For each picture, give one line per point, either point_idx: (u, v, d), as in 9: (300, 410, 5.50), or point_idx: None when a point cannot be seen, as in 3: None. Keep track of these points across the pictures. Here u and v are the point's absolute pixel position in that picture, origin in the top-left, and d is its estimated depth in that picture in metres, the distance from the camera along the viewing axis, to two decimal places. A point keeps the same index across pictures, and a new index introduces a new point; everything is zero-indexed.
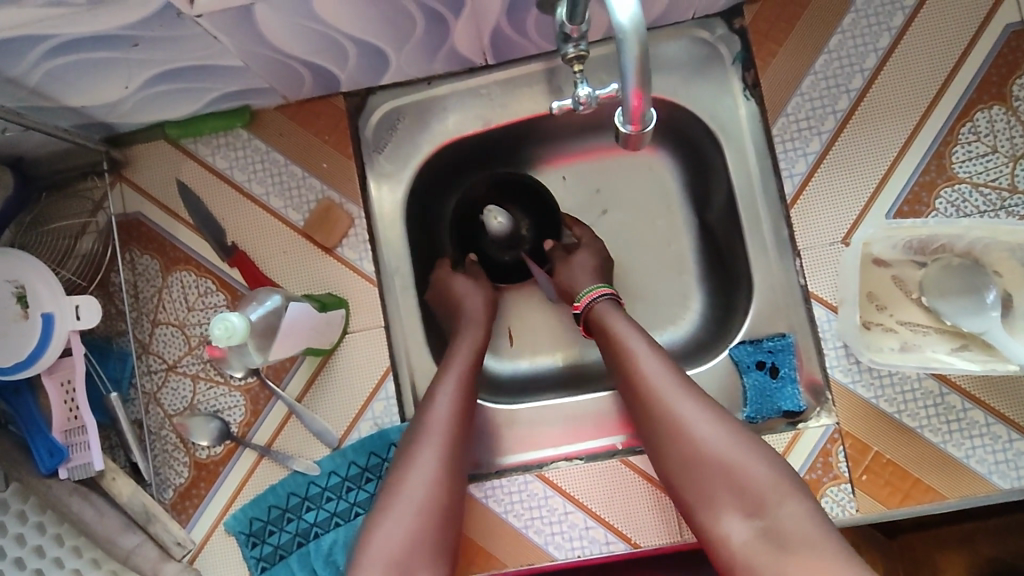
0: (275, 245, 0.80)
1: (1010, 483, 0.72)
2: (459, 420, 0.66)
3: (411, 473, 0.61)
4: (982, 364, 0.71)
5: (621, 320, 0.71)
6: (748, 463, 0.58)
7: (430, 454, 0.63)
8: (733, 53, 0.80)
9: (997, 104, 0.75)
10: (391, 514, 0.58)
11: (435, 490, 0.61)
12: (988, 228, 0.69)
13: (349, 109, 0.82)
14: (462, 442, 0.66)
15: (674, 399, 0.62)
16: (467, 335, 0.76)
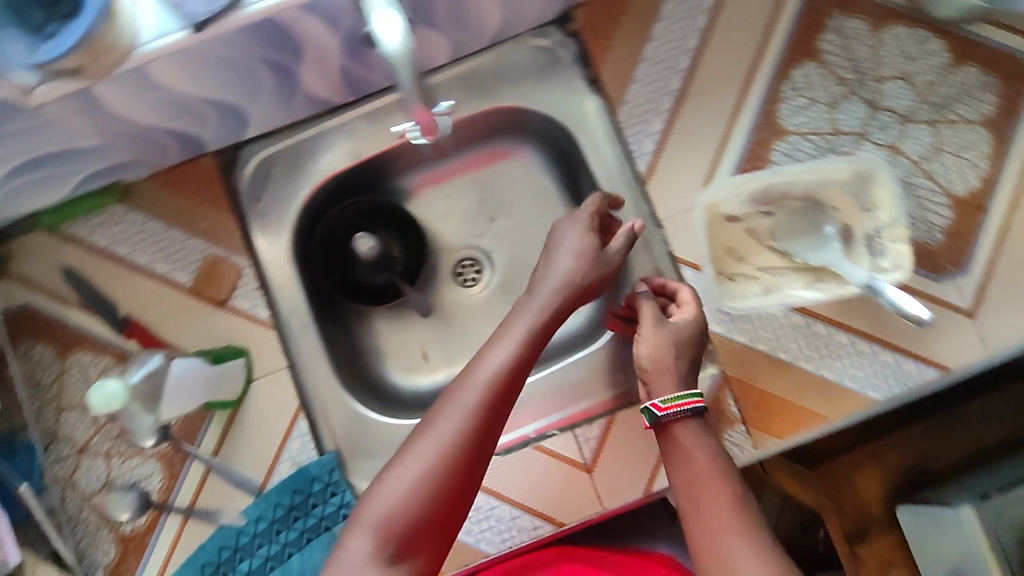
0: (168, 309, 0.81)
1: (882, 391, 0.79)
2: (508, 385, 0.61)
3: (427, 432, 0.58)
4: (830, 291, 0.80)
5: (697, 439, 0.63)
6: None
7: (456, 418, 0.58)
8: (572, 55, 0.86)
9: (809, 60, 0.83)
10: (398, 475, 0.56)
11: (450, 457, 0.56)
12: (815, 169, 0.81)
13: (219, 166, 0.85)
14: (502, 402, 0.60)
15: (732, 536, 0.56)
16: (566, 277, 0.68)
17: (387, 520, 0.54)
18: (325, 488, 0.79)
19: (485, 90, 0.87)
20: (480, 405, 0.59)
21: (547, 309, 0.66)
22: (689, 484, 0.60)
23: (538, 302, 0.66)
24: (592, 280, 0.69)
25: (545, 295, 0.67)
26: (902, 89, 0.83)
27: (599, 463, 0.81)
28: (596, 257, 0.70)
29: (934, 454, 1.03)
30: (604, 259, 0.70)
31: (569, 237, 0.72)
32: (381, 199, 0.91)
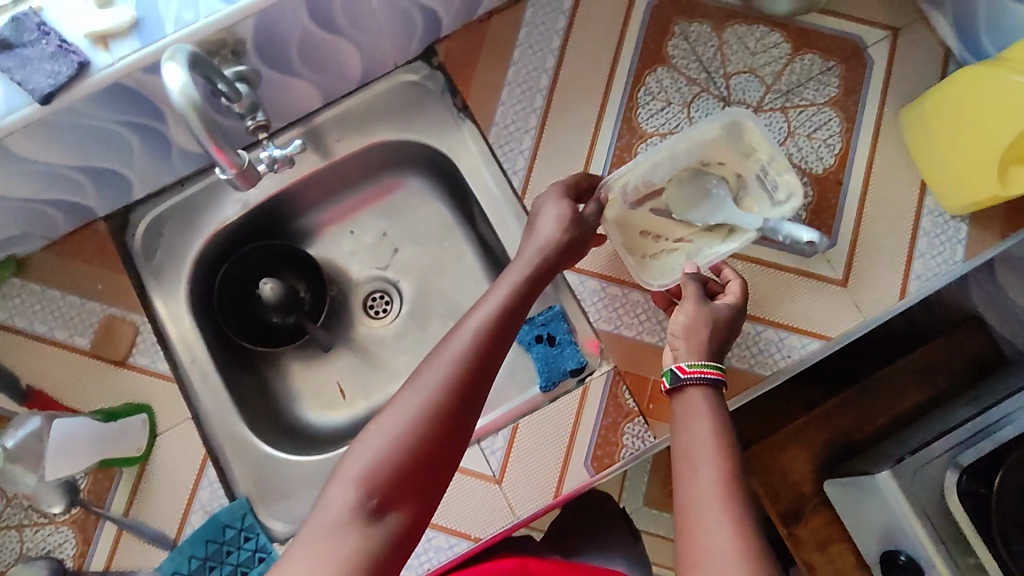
0: (70, 374, 0.83)
1: (771, 368, 0.80)
2: (492, 341, 0.62)
3: (412, 384, 0.58)
4: (738, 241, 0.78)
5: (713, 409, 0.63)
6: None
7: (440, 371, 0.58)
8: (440, 86, 0.91)
9: (660, 66, 0.89)
10: (383, 425, 0.56)
11: (437, 407, 0.57)
12: (689, 137, 0.81)
13: (113, 229, 0.87)
14: (485, 360, 0.61)
15: (715, 509, 0.55)
16: (538, 245, 0.72)
17: (370, 470, 0.54)
18: (238, 534, 0.79)
19: (364, 125, 0.92)
20: (468, 358, 0.60)
21: (528, 275, 0.69)
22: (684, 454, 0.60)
23: (518, 268, 0.70)
24: (574, 241, 0.74)
25: (521, 264, 0.70)
26: (750, 81, 0.89)
27: (507, 473, 0.80)
28: (575, 218, 0.75)
29: (860, 425, 1.00)
30: (570, 221, 0.74)
31: (548, 207, 0.75)
32: (283, 243, 0.95)
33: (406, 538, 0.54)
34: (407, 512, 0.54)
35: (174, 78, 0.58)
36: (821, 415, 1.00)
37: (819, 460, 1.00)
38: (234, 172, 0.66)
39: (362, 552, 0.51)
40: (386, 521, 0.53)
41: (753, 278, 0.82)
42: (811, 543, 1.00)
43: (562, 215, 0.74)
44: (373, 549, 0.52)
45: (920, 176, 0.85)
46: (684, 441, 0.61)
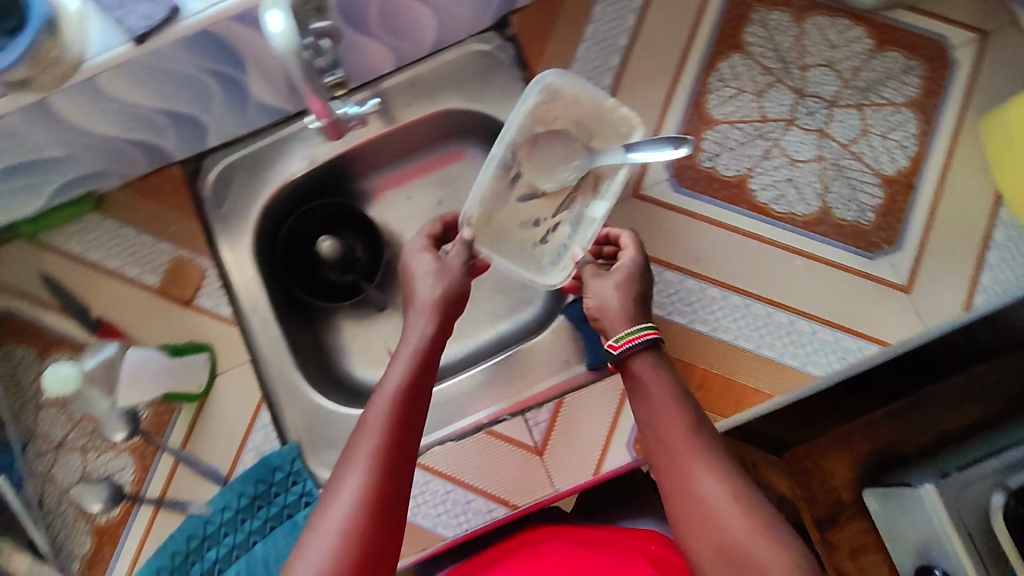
0: (137, 310, 0.87)
1: (824, 368, 0.80)
2: (404, 422, 0.57)
3: (327, 507, 0.53)
4: (610, 190, 0.73)
5: (653, 370, 0.62)
6: (774, 556, 0.51)
7: (355, 482, 0.53)
8: (510, 57, 0.91)
9: (735, 52, 0.88)
10: (309, 556, 0.51)
11: (359, 525, 0.51)
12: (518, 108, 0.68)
13: (186, 174, 0.91)
14: (406, 443, 0.56)
15: (694, 463, 0.56)
16: (419, 311, 0.65)
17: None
18: (286, 478, 0.82)
19: (431, 92, 0.92)
20: (381, 453, 0.55)
21: (427, 337, 0.63)
22: (647, 413, 0.61)
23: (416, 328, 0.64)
24: (457, 292, 0.67)
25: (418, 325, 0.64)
26: (827, 75, 0.87)
27: (549, 445, 0.82)
28: (444, 268, 0.67)
29: (904, 439, 1.01)
30: (453, 269, 0.68)
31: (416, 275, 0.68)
32: (344, 201, 0.96)
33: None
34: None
35: (275, 20, 0.60)
36: (861, 426, 1.02)
37: (859, 469, 1.01)
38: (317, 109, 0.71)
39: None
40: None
41: (813, 276, 0.82)
42: (845, 550, 1.01)
43: (437, 269, 0.67)
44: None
45: (995, 188, 0.83)
46: (643, 396, 0.61)
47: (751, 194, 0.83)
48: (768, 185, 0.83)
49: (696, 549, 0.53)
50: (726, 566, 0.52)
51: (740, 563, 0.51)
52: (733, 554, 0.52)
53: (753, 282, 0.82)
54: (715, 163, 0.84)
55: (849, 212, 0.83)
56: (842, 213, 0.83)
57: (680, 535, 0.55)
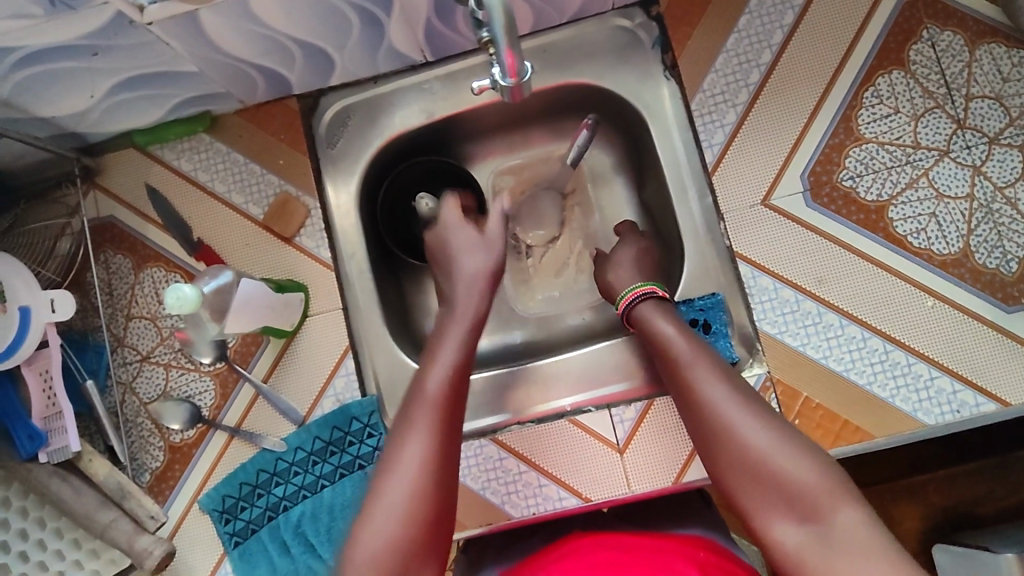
0: (238, 238, 0.86)
1: (935, 418, 0.76)
2: (457, 389, 0.61)
3: (394, 461, 0.55)
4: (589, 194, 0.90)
5: (657, 313, 0.71)
6: (794, 465, 0.53)
7: (423, 440, 0.56)
8: (652, 38, 0.86)
9: (896, 69, 0.82)
10: (382, 509, 0.53)
11: (426, 483, 0.54)
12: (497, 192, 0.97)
13: (302, 109, 0.88)
14: (457, 408, 0.60)
15: (711, 393, 0.60)
16: (465, 289, 0.71)
17: (377, 563, 0.51)
18: (362, 429, 0.82)
19: (562, 62, 0.89)
20: (442, 415, 0.58)
21: (474, 317, 0.69)
22: (664, 354, 0.67)
23: (462, 308, 0.69)
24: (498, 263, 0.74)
25: (464, 303, 0.70)
26: (993, 109, 0.80)
27: (631, 445, 0.80)
28: (486, 246, 0.74)
29: (981, 499, 0.95)
30: (498, 246, 0.75)
31: (462, 258, 0.74)
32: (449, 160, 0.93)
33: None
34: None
35: None
36: (940, 478, 0.96)
37: (928, 521, 0.97)
38: (513, 83, 0.58)
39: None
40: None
41: (943, 319, 0.77)
42: None
43: (477, 250, 0.74)
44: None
45: None
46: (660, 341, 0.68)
47: (889, 223, 0.79)
48: (908, 216, 0.79)
49: (722, 468, 0.56)
50: (750, 482, 0.54)
51: (761, 476, 0.54)
52: (754, 468, 0.54)
53: (872, 314, 0.78)
54: (856, 183, 0.80)
55: (991, 258, 0.78)
56: (984, 258, 0.78)
57: (707, 461, 0.58)
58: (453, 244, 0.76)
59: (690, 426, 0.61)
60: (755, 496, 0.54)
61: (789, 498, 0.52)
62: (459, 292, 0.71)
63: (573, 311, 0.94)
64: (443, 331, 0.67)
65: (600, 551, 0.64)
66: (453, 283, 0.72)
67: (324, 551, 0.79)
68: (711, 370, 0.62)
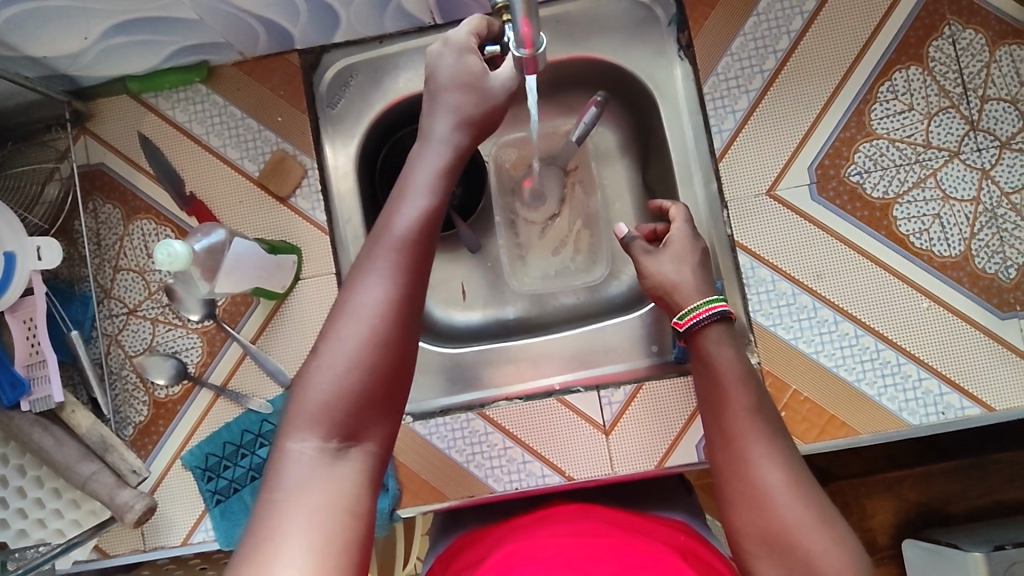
0: (231, 194, 0.84)
1: (918, 419, 0.77)
2: (426, 235, 0.53)
3: (347, 310, 0.50)
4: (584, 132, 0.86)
5: (720, 343, 0.66)
6: (819, 545, 0.50)
7: (378, 290, 0.50)
8: (669, 16, 0.84)
9: (914, 65, 0.80)
10: (328, 361, 0.49)
11: (379, 335, 0.49)
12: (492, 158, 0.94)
13: (303, 65, 0.85)
14: (424, 256, 0.53)
15: (754, 452, 0.57)
16: (447, 121, 0.59)
17: (325, 416, 0.47)
18: None
19: (575, 35, 0.86)
20: (403, 263, 0.51)
21: (457, 159, 0.58)
22: (713, 395, 0.63)
23: (441, 146, 0.58)
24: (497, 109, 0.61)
25: (444, 142, 0.58)
26: (1007, 112, 0.79)
27: (617, 426, 0.79)
28: (479, 88, 0.60)
29: (956, 497, 0.96)
30: (498, 96, 0.61)
31: (444, 94, 0.60)
32: None
33: (380, 468, 0.49)
34: (375, 444, 0.49)
35: None
36: (917, 474, 0.96)
37: (901, 516, 0.97)
38: (526, 55, 0.56)
39: (353, 523, 0.45)
40: (359, 460, 0.48)
41: (936, 322, 0.77)
42: None
43: (468, 89, 0.60)
44: (359, 505, 0.46)
45: None
46: (713, 377, 0.64)
47: (891, 222, 0.79)
48: (912, 216, 0.79)
49: (746, 530, 0.54)
50: (768, 550, 0.52)
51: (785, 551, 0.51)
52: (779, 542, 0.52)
53: (867, 313, 0.78)
54: (863, 179, 0.79)
55: (990, 263, 0.78)
56: (983, 263, 0.78)
57: (727, 517, 0.56)
58: (444, 81, 0.60)
59: (719, 477, 0.58)
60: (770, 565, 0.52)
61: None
62: (442, 132, 0.59)
63: (567, 290, 0.94)
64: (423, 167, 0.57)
65: (584, 519, 0.66)
66: (434, 120, 0.60)
67: None
68: (761, 428, 0.59)
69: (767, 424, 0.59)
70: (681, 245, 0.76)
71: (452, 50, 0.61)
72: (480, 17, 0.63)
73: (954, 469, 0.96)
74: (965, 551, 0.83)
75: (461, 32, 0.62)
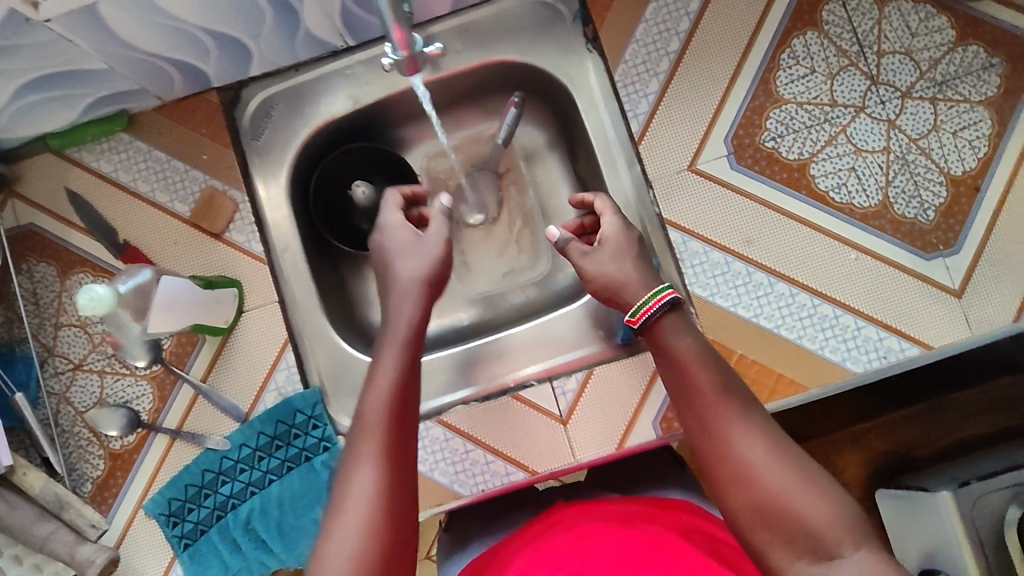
0: (165, 236, 0.84)
1: (862, 366, 0.78)
2: (400, 410, 0.56)
3: (339, 503, 0.51)
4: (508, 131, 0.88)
5: (679, 325, 0.64)
6: (814, 511, 0.51)
7: (365, 471, 0.52)
8: (573, 13, 0.87)
9: (810, 30, 0.83)
10: (326, 560, 0.48)
11: (373, 520, 0.49)
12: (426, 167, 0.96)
13: (223, 102, 0.87)
14: (403, 433, 0.55)
15: (732, 431, 0.56)
16: (402, 294, 0.65)
17: None
18: (307, 421, 0.81)
19: (486, 41, 0.89)
20: (384, 445, 0.53)
21: (416, 330, 0.63)
22: (681, 381, 0.61)
23: (401, 321, 0.63)
24: (445, 271, 0.68)
25: (403, 317, 0.63)
26: (904, 64, 0.82)
27: (574, 415, 0.80)
28: (419, 247, 0.68)
29: (919, 442, 0.98)
30: (437, 250, 0.68)
31: (396, 268, 0.67)
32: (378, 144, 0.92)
33: None
34: None
35: None
36: (879, 424, 0.98)
37: (869, 467, 0.99)
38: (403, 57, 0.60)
39: None
40: None
41: (866, 271, 0.79)
42: None
43: (413, 254, 0.67)
44: None
45: None
46: (677, 365, 0.62)
47: (809, 180, 0.81)
48: (829, 172, 0.81)
49: (741, 510, 0.53)
50: (765, 525, 0.52)
51: (780, 520, 0.51)
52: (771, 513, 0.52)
53: (799, 271, 0.80)
54: (777, 144, 0.82)
55: (909, 208, 0.80)
56: (903, 209, 0.80)
57: (722, 503, 0.55)
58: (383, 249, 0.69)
59: (704, 462, 0.57)
60: (767, 536, 0.52)
61: (806, 543, 0.50)
62: (401, 309, 0.64)
63: (516, 289, 0.95)
64: (388, 347, 0.61)
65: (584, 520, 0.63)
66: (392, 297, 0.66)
67: (275, 545, 0.80)
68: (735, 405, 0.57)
69: (737, 397, 0.58)
70: (615, 240, 0.73)
71: (387, 226, 0.71)
72: (397, 193, 0.75)
73: (914, 414, 0.97)
74: (932, 489, 0.86)
75: (389, 208, 0.73)
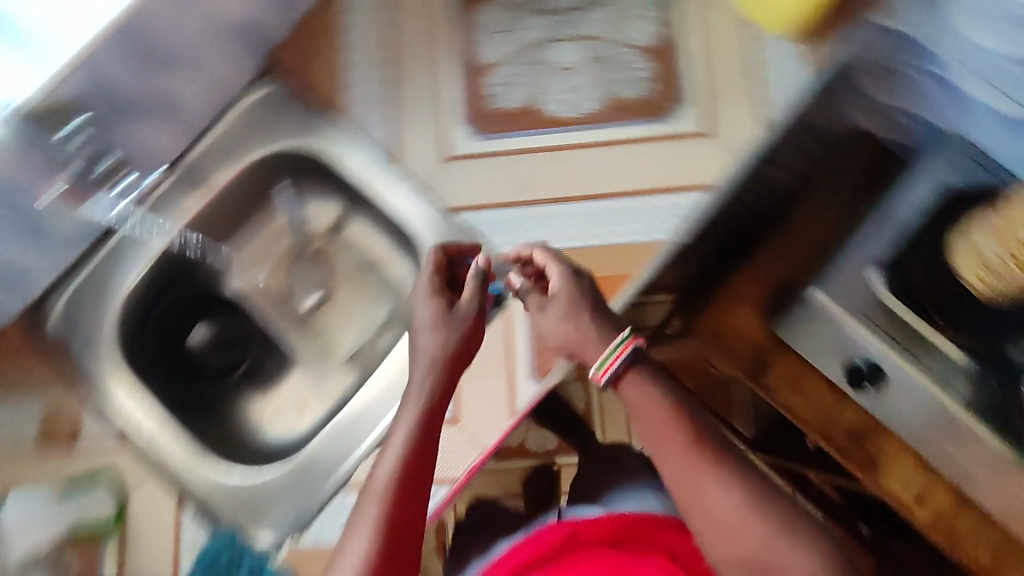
0: (31, 464, 0.86)
1: (669, 230, 0.84)
2: (407, 485, 0.58)
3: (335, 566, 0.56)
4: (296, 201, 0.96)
5: (640, 388, 0.61)
6: (794, 559, 0.53)
7: (364, 536, 0.56)
8: (288, 90, 0.91)
9: (484, 1, 0.93)
10: None
11: None
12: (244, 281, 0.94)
13: (25, 323, 0.88)
14: (412, 507, 0.58)
15: (707, 485, 0.55)
16: (423, 367, 0.65)
17: None
18: (232, 560, 0.84)
19: (230, 149, 0.90)
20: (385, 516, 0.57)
21: (434, 408, 0.64)
22: (656, 439, 0.59)
23: (416, 401, 0.64)
24: (462, 347, 0.67)
25: (420, 391, 0.64)
26: None
27: (462, 411, 0.82)
28: (443, 322, 0.67)
29: None
30: (456, 329, 0.67)
31: (419, 338, 0.67)
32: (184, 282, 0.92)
33: None
34: None
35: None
36: None
37: None
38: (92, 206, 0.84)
39: None
40: None
41: (628, 155, 0.88)
42: None
43: (437, 330, 0.67)
44: None
45: (744, 20, 0.90)
46: (640, 415, 0.61)
47: (545, 113, 0.90)
48: (558, 98, 0.90)
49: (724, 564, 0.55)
50: None
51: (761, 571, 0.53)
52: (752, 564, 0.53)
53: (577, 184, 0.87)
54: (506, 99, 0.91)
55: (634, 88, 0.89)
56: (629, 91, 0.89)
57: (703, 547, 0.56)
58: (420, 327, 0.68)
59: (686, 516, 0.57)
60: None
61: None
62: (421, 382, 0.65)
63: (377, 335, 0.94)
64: (407, 414, 0.63)
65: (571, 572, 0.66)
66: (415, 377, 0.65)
67: None
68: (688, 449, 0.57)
69: (715, 454, 0.57)
70: (568, 294, 0.66)
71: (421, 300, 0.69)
72: (437, 248, 0.74)
73: None
74: None
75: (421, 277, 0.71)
